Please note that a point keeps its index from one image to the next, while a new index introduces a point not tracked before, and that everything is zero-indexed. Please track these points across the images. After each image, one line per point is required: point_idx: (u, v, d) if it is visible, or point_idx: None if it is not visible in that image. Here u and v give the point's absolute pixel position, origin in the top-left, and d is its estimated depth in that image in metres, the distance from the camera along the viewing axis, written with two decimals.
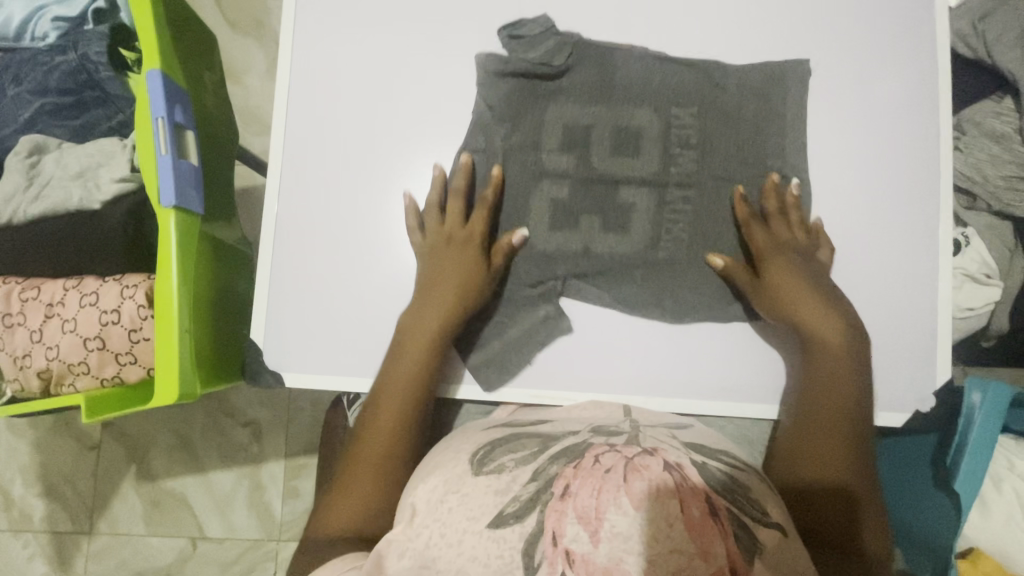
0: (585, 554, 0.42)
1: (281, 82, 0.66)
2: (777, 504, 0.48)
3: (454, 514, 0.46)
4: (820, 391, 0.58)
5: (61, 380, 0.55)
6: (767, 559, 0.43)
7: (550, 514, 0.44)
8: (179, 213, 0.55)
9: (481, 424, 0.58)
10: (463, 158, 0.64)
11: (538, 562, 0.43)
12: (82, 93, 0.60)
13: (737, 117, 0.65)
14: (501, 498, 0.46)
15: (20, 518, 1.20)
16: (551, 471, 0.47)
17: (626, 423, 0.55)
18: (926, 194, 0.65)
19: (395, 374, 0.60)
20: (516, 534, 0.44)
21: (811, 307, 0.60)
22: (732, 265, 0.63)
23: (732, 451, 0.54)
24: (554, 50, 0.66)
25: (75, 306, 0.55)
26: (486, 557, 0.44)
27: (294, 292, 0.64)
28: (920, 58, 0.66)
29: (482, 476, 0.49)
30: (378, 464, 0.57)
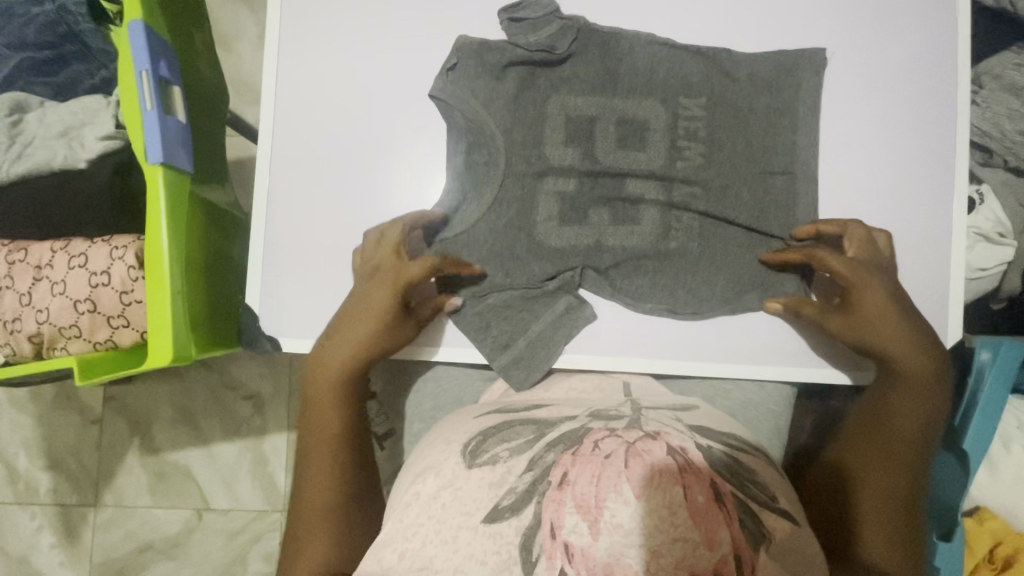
0: (584, 548, 0.42)
1: (269, 38, 0.64)
2: (786, 491, 0.49)
3: (449, 511, 0.46)
4: (908, 411, 0.55)
5: (54, 343, 0.54)
6: (774, 548, 0.44)
7: (548, 505, 0.44)
8: (167, 170, 0.53)
9: (473, 411, 0.57)
10: (436, 214, 0.62)
11: (536, 557, 0.43)
12: (62, 47, 0.57)
13: (747, 73, 0.63)
14: (496, 491, 0.46)
15: (26, 490, 1.21)
16: (548, 459, 0.47)
17: (627, 408, 0.53)
18: (942, 149, 0.62)
19: (313, 405, 0.59)
20: (513, 529, 0.44)
21: (896, 331, 0.55)
22: (794, 302, 0.60)
23: (741, 435, 0.53)
24: (559, 36, 0.63)
25: (64, 268, 0.53)
26: (483, 553, 0.43)
27: (289, 258, 0.63)
28: (937, 7, 0.63)
29: (475, 468, 0.48)
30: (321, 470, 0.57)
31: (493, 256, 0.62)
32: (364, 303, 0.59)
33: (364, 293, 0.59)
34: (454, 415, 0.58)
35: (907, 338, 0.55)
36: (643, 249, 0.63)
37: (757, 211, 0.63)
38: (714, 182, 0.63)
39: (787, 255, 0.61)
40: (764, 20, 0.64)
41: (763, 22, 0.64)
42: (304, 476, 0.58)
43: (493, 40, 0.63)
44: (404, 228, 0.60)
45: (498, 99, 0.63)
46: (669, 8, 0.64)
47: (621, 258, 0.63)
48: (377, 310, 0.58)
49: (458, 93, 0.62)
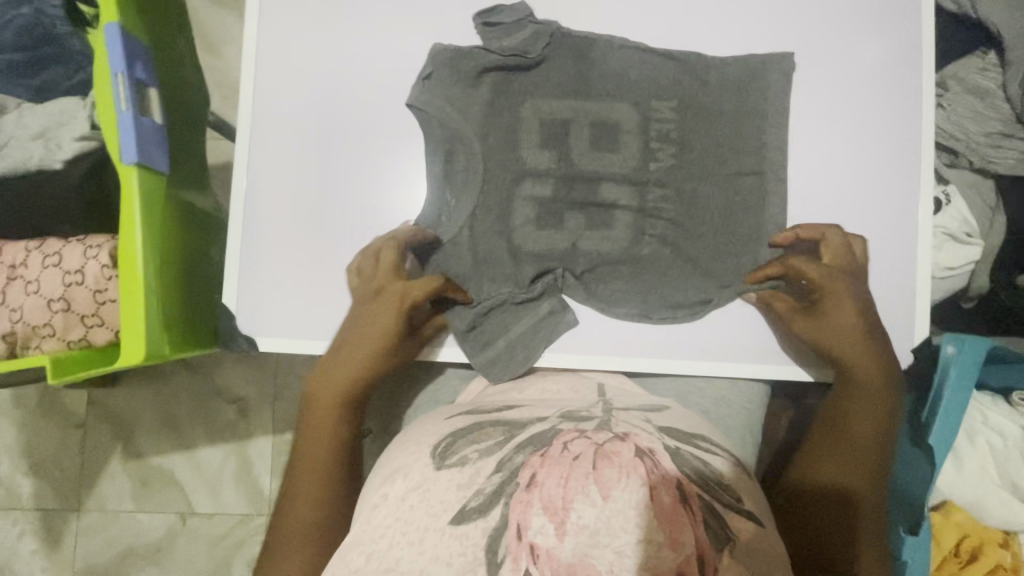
0: (549, 549, 0.42)
1: (246, 41, 0.64)
2: (749, 495, 0.49)
3: (416, 512, 0.46)
4: (857, 413, 0.57)
5: (27, 342, 0.54)
6: (739, 551, 0.44)
7: (514, 507, 0.44)
8: (142, 171, 0.53)
9: (444, 412, 0.58)
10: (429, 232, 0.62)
11: (501, 558, 0.42)
12: (39, 49, 0.59)
13: (717, 76, 0.64)
14: (464, 493, 0.46)
15: (8, 496, 1.20)
16: (517, 460, 0.47)
17: (598, 410, 0.53)
18: (908, 151, 0.64)
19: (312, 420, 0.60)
20: (479, 531, 0.44)
21: (858, 343, 0.57)
22: (767, 295, 0.62)
23: (706, 436, 0.53)
24: (533, 41, 0.64)
25: (38, 267, 0.54)
26: (449, 555, 0.43)
27: (267, 259, 0.63)
28: (901, 12, 0.64)
29: (444, 470, 0.49)
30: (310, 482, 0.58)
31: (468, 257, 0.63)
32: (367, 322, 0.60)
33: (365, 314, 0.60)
34: (428, 416, 0.58)
35: (863, 350, 0.57)
36: (617, 251, 0.64)
37: (729, 212, 0.64)
38: (687, 183, 0.64)
39: (766, 271, 0.61)
40: (733, 25, 0.65)
41: (733, 27, 0.65)
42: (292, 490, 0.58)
43: (468, 47, 0.64)
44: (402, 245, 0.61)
45: (473, 103, 0.63)
46: (641, 14, 0.66)
47: (597, 258, 0.64)
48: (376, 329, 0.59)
49: (434, 101, 0.63)
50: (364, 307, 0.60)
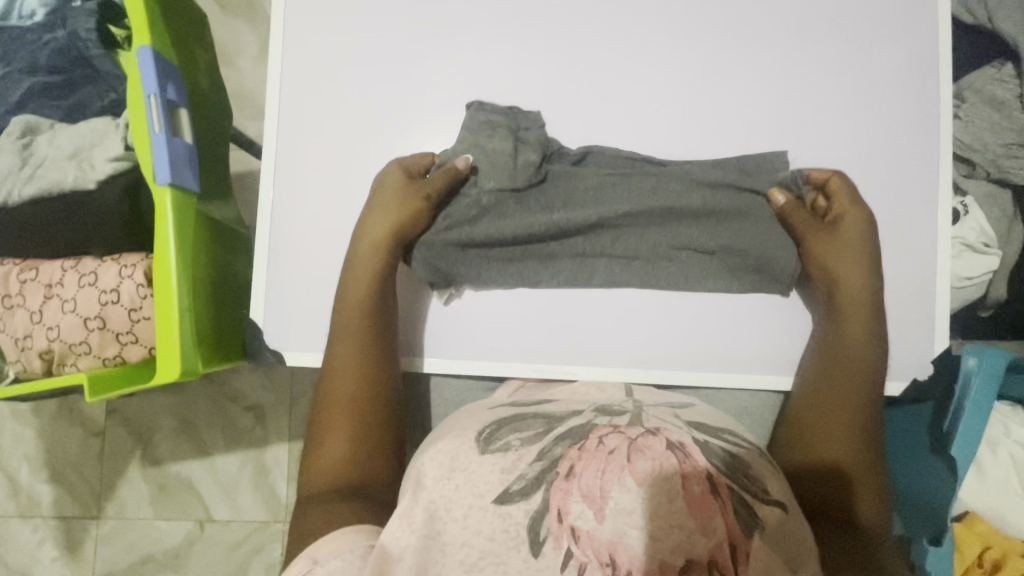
0: (589, 530, 0.44)
1: (272, 58, 0.65)
2: (778, 481, 0.49)
3: (461, 492, 0.48)
4: (847, 336, 0.60)
5: (64, 360, 0.55)
6: (767, 534, 0.45)
7: (555, 492, 0.46)
8: (175, 190, 0.54)
9: (485, 404, 0.59)
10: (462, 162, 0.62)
11: (543, 538, 0.44)
12: (73, 71, 0.59)
13: (737, 89, 0.65)
14: (507, 476, 0.48)
15: (28, 503, 1.21)
16: (557, 452, 0.49)
17: (630, 404, 0.55)
18: (927, 161, 0.64)
19: (336, 342, 0.61)
20: (521, 511, 0.45)
21: (860, 317, 0.60)
22: (792, 204, 0.62)
23: (736, 429, 0.54)
24: (532, 151, 0.63)
25: (74, 286, 0.55)
26: (491, 531, 0.45)
27: (292, 274, 0.64)
28: (918, 25, 0.65)
29: (488, 453, 0.50)
30: (345, 417, 0.59)
31: (493, 266, 0.64)
32: (366, 248, 0.62)
33: (380, 224, 0.61)
34: (467, 409, 0.59)
35: (863, 325, 0.60)
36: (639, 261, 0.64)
37: (757, 227, 0.63)
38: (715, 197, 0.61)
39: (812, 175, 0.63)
40: (753, 34, 0.65)
41: (752, 38, 0.65)
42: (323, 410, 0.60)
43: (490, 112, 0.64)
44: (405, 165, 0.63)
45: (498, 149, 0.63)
46: (662, 27, 0.66)
47: (614, 271, 0.64)
48: (374, 250, 0.61)
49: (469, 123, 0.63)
50: (378, 229, 0.61)
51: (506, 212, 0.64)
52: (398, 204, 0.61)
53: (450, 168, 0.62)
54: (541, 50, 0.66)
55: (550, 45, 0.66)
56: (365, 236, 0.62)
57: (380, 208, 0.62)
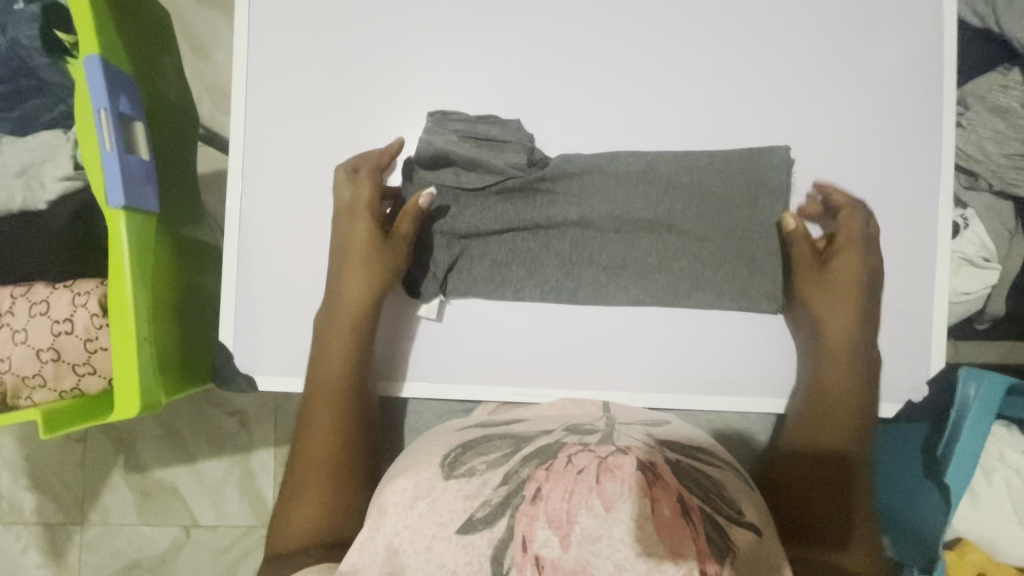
0: (554, 560, 0.40)
1: (237, 61, 0.61)
2: (752, 502, 0.48)
3: (424, 520, 0.46)
4: (838, 333, 0.59)
5: (18, 394, 0.52)
6: (739, 561, 0.43)
7: (520, 519, 0.42)
8: (130, 214, 0.51)
9: (453, 426, 0.57)
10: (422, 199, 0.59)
11: (506, 569, 0.41)
12: (17, 81, 0.55)
13: (729, 95, 0.62)
14: (471, 503, 0.45)
15: (10, 510, 1.19)
16: (523, 474, 0.46)
17: (601, 422, 0.53)
18: (928, 171, 0.61)
19: (321, 367, 0.60)
20: (485, 541, 0.43)
21: (847, 331, 0.59)
22: (799, 229, 0.59)
23: (709, 448, 0.53)
24: (515, 171, 0.61)
25: (25, 316, 0.52)
26: (454, 563, 0.43)
27: (262, 294, 0.61)
28: (922, 28, 0.61)
29: (453, 479, 0.48)
30: (320, 461, 0.58)
31: (481, 277, 0.61)
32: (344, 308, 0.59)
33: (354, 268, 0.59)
34: (436, 429, 0.58)
35: (847, 324, 0.59)
36: (623, 271, 0.61)
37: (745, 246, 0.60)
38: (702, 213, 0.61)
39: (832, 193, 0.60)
40: (749, 36, 0.62)
41: (748, 42, 0.62)
42: (302, 447, 0.59)
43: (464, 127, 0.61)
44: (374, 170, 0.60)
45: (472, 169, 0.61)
46: (652, 27, 0.62)
47: (600, 286, 0.61)
48: (354, 309, 0.60)
49: (443, 139, 0.60)
50: (348, 268, 0.60)
51: (487, 206, 0.61)
52: (366, 252, 0.59)
53: (411, 211, 0.59)
54: (524, 54, 0.62)
55: (533, 49, 0.62)
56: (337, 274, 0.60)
57: (354, 261, 0.59)
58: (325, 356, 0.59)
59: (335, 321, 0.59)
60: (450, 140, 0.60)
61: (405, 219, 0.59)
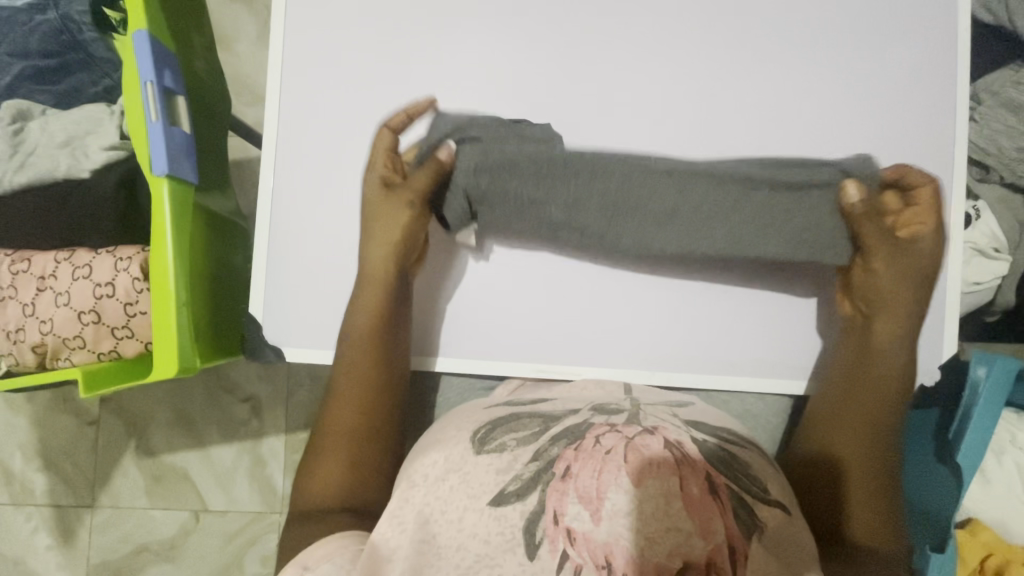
0: (586, 533, 0.43)
1: (273, 43, 0.63)
2: (779, 482, 0.50)
3: (456, 492, 0.47)
4: (897, 274, 0.58)
5: (57, 355, 0.54)
6: (765, 537, 0.45)
7: (551, 494, 0.45)
8: (172, 181, 0.52)
9: (481, 402, 0.59)
10: (444, 151, 0.59)
11: (539, 540, 0.44)
12: (66, 55, 0.58)
13: (750, 85, 0.63)
14: (503, 477, 0.47)
15: (21, 491, 1.20)
16: (553, 452, 0.48)
17: (627, 403, 0.54)
18: (941, 161, 0.63)
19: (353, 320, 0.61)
20: (517, 513, 0.45)
21: (904, 273, 0.59)
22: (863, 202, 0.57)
23: (735, 429, 0.54)
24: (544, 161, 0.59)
25: (68, 279, 0.53)
26: (486, 533, 0.45)
27: (292, 268, 0.63)
28: (937, 28, 0.64)
29: (484, 454, 0.50)
30: (351, 422, 0.59)
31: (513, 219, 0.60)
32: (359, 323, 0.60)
33: (380, 217, 0.61)
34: (466, 406, 0.59)
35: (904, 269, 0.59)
36: (667, 225, 0.58)
37: (802, 228, 0.58)
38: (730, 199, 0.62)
39: (909, 175, 0.60)
40: (768, 28, 0.64)
41: (771, 38, 0.64)
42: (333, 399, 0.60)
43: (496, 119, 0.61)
44: (392, 132, 0.62)
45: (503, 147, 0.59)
46: (675, 18, 0.64)
47: (621, 270, 0.63)
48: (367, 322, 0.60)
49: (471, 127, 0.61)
50: (378, 218, 0.61)
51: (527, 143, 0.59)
52: (389, 213, 0.61)
53: (432, 163, 0.59)
54: (551, 44, 0.64)
55: (560, 37, 0.64)
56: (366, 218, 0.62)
57: (386, 225, 0.61)
58: (359, 307, 0.61)
59: (368, 265, 0.61)
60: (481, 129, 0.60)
61: (419, 175, 0.59)
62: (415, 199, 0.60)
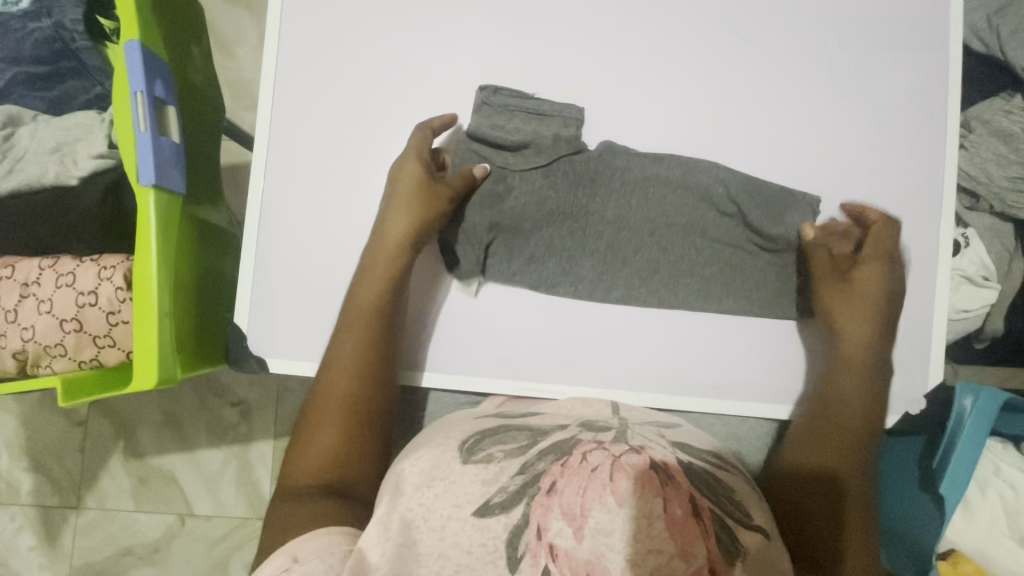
0: (568, 549, 0.42)
1: (267, 53, 0.64)
2: (762, 509, 0.49)
3: (440, 501, 0.47)
4: (856, 295, 0.60)
5: (38, 361, 0.54)
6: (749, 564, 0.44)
7: (536, 508, 0.45)
8: (159, 192, 0.52)
9: (470, 414, 0.58)
10: (479, 167, 0.62)
11: (521, 553, 0.43)
12: (58, 62, 0.58)
13: (742, 107, 0.64)
14: (488, 488, 0.47)
15: (7, 490, 1.19)
16: (539, 467, 0.48)
17: (615, 420, 0.54)
18: (931, 188, 0.63)
19: (360, 289, 0.60)
20: (500, 524, 0.45)
21: (862, 294, 0.60)
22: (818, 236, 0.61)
23: (720, 453, 0.54)
24: (542, 155, 0.63)
25: (51, 286, 0.53)
26: (468, 543, 0.44)
27: (278, 279, 0.63)
28: (930, 56, 0.64)
29: (471, 464, 0.50)
30: (344, 400, 0.58)
31: (518, 261, 0.63)
32: (357, 310, 0.59)
33: (403, 192, 0.60)
34: (454, 417, 0.59)
35: (865, 289, 0.60)
36: (657, 272, 0.63)
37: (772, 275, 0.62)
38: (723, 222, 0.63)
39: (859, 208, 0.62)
40: (762, 50, 0.64)
41: (763, 61, 0.64)
42: (326, 369, 0.59)
43: (513, 110, 0.63)
44: (429, 133, 0.62)
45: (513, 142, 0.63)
46: (669, 39, 0.64)
47: (609, 287, 0.63)
48: (367, 311, 0.60)
49: (492, 116, 0.63)
50: (396, 199, 0.61)
51: (531, 188, 0.63)
52: (416, 200, 0.60)
53: (467, 171, 0.62)
54: (545, 61, 0.64)
55: (555, 55, 0.64)
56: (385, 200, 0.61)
57: (399, 208, 0.60)
58: (369, 279, 0.60)
59: (383, 239, 0.61)
60: (498, 118, 0.63)
61: (456, 174, 0.62)
62: (447, 200, 0.61)
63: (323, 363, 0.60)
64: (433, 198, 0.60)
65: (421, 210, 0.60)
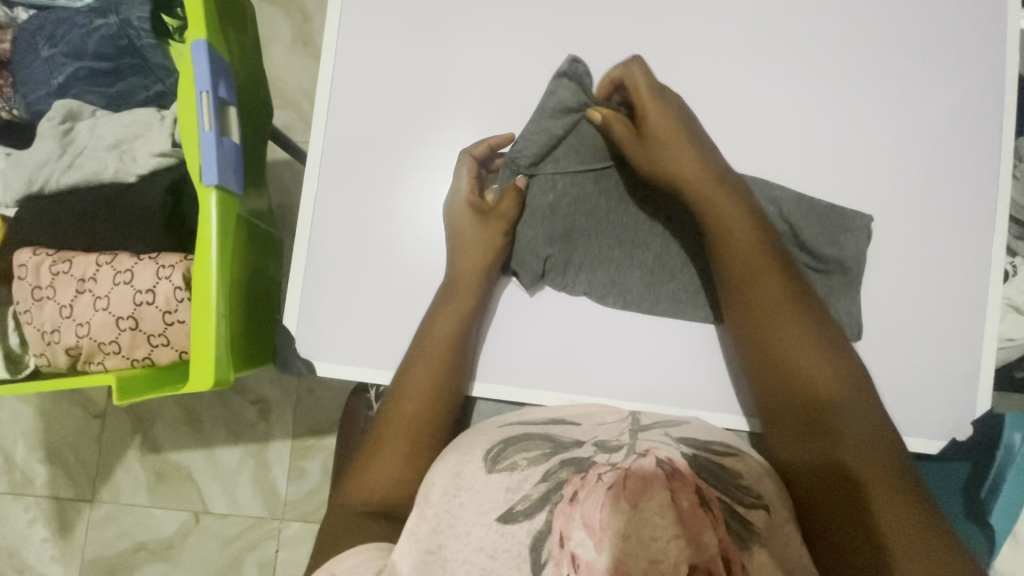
0: (589, 560, 0.43)
1: (324, 55, 0.64)
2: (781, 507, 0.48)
3: (466, 509, 0.47)
4: (721, 203, 0.58)
5: (91, 358, 0.54)
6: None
7: (558, 515, 0.46)
8: (220, 192, 0.52)
9: (495, 421, 0.57)
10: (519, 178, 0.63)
11: (544, 559, 0.44)
12: (120, 59, 0.59)
13: (796, 126, 0.64)
14: (512, 495, 0.48)
15: (22, 481, 1.19)
16: (562, 475, 0.49)
17: (623, 434, 0.53)
18: (982, 213, 0.63)
19: (438, 318, 0.60)
20: (524, 531, 0.45)
21: (727, 197, 0.58)
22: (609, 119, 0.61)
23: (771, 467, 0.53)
24: (587, 166, 0.63)
25: (109, 283, 0.54)
26: (493, 549, 0.45)
27: (329, 281, 0.62)
28: (983, 82, 0.64)
29: (495, 473, 0.50)
30: (410, 422, 0.59)
31: (579, 271, 0.62)
32: (429, 339, 0.60)
33: (473, 234, 0.61)
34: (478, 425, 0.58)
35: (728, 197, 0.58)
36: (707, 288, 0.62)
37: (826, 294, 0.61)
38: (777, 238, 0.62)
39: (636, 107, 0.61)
40: (817, 71, 0.64)
41: (816, 81, 0.64)
42: (396, 392, 0.60)
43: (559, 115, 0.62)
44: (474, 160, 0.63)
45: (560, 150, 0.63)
46: (724, 56, 0.64)
47: (658, 301, 0.62)
48: (439, 339, 0.60)
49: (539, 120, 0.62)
50: (469, 239, 0.61)
51: (586, 202, 0.63)
52: (480, 233, 0.61)
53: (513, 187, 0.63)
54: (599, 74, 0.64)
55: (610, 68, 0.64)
56: (456, 234, 0.62)
57: (473, 252, 0.61)
58: (443, 314, 0.60)
59: (459, 278, 0.61)
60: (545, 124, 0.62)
61: (504, 200, 0.62)
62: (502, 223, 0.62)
63: (393, 386, 0.61)
64: (489, 229, 0.62)
65: (485, 242, 0.61)
